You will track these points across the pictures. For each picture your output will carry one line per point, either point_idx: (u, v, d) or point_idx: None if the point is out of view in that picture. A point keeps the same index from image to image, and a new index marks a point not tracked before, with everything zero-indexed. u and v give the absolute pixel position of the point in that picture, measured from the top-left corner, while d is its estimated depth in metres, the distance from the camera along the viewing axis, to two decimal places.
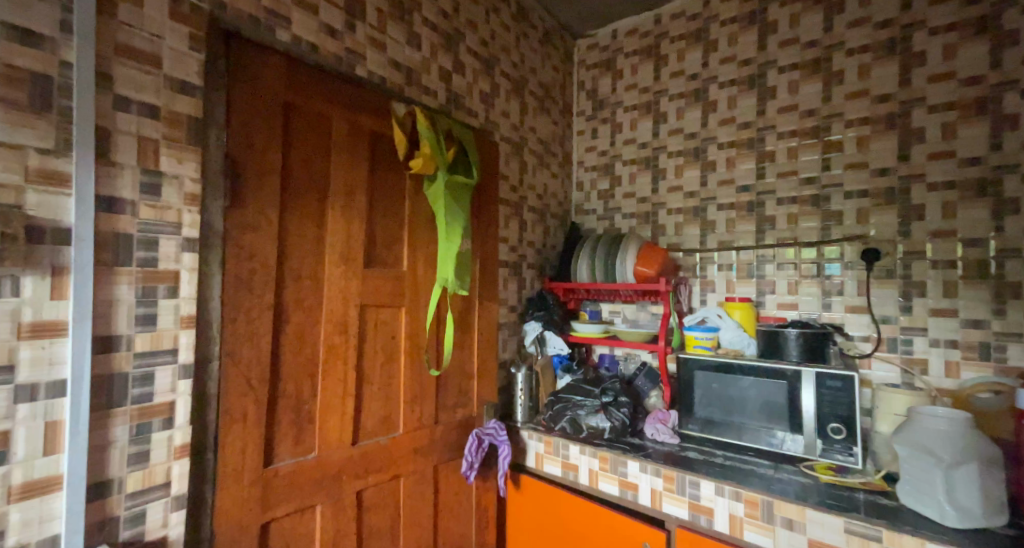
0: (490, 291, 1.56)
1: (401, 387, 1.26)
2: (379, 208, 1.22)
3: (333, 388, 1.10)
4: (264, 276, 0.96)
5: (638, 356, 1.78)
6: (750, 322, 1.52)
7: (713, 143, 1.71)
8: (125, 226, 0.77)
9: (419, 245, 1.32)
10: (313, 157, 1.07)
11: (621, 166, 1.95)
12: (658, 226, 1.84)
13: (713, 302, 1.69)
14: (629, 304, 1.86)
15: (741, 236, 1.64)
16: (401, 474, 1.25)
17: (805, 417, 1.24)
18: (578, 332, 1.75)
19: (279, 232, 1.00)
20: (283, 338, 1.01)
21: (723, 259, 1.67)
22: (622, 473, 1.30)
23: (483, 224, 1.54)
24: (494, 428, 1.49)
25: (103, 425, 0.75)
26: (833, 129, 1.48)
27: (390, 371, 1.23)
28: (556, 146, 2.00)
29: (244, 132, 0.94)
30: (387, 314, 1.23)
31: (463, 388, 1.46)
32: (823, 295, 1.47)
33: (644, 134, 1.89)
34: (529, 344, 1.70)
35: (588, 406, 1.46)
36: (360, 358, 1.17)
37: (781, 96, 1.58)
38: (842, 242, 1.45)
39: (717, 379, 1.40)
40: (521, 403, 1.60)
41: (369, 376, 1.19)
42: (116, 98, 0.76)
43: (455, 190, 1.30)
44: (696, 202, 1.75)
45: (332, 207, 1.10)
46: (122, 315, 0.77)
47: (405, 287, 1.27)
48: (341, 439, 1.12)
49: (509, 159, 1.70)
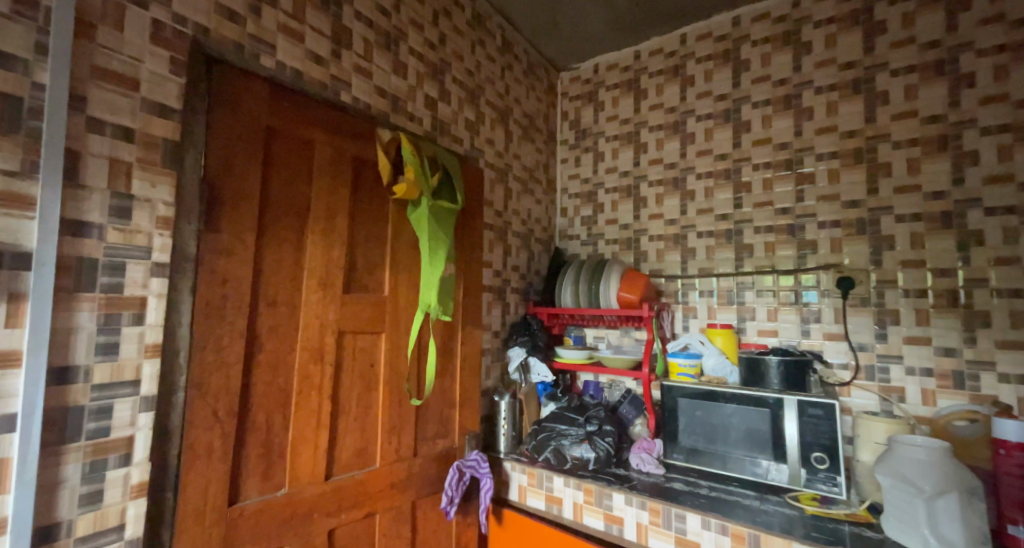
0: (474, 316, 1.54)
1: (379, 416, 1.21)
2: (360, 233, 1.20)
3: (307, 420, 1.05)
4: (237, 303, 0.93)
5: (622, 384, 1.77)
6: (732, 349, 1.52)
7: (692, 173, 1.76)
8: (90, 250, 0.74)
9: (402, 269, 1.29)
10: (294, 182, 1.06)
11: (604, 194, 1.99)
12: (640, 253, 1.86)
13: (695, 328, 1.70)
14: (612, 330, 1.87)
15: (721, 263, 1.67)
16: (376, 510, 1.19)
17: (789, 446, 1.24)
18: (562, 358, 1.75)
19: (255, 257, 0.98)
20: (255, 367, 0.97)
21: (704, 286, 1.69)
22: (607, 507, 1.27)
23: (467, 249, 1.51)
24: (475, 460, 1.44)
25: (53, 463, 0.69)
26: (805, 162, 1.54)
27: (368, 399, 1.19)
28: (541, 173, 2.02)
29: (224, 156, 0.92)
30: (366, 341, 1.20)
31: (444, 418, 1.41)
32: (801, 322, 1.50)
33: (625, 163, 1.93)
34: (514, 370, 1.69)
35: (571, 436, 1.43)
36: (335, 388, 1.12)
37: (755, 130, 1.64)
38: (817, 270, 1.48)
39: (701, 407, 1.39)
40: (504, 432, 1.57)
41: (346, 406, 1.14)
42: (89, 119, 0.75)
43: (439, 215, 1.28)
44: (676, 229, 1.78)
45: (312, 231, 1.08)
46: (82, 343, 0.73)
47: (386, 312, 1.24)
48: (314, 473, 1.06)
49: (493, 186, 1.71)
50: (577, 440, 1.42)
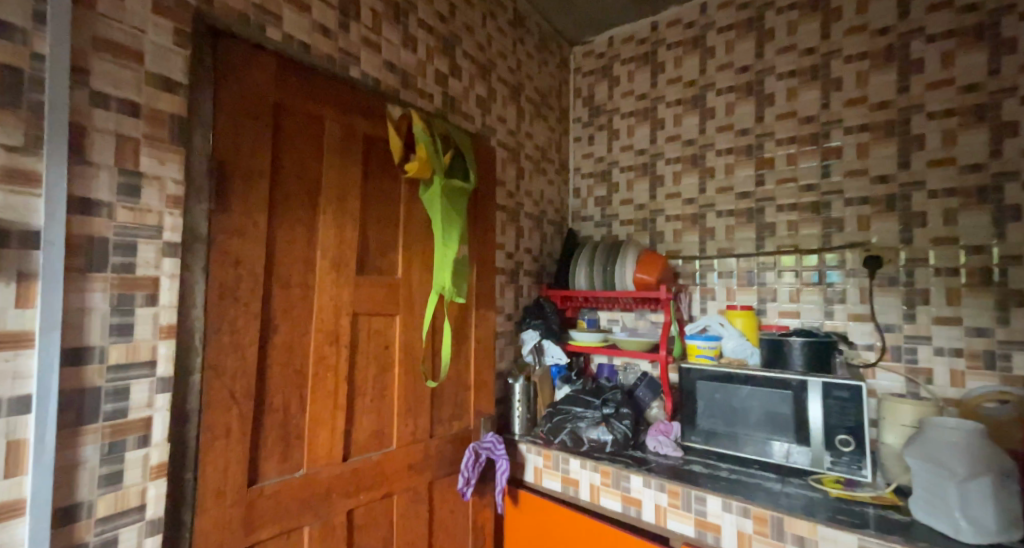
0: (489, 298, 1.51)
1: (394, 398, 1.20)
2: (373, 213, 1.17)
3: (323, 402, 1.04)
4: (251, 283, 0.92)
5: (637, 366, 1.75)
6: (752, 330, 1.48)
7: (712, 150, 1.70)
8: (100, 229, 0.72)
9: (415, 250, 1.26)
10: (305, 161, 1.03)
11: (619, 173, 1.93)
12: (656, 233, 1.82)
13: (713, 310, 1.67)
14: (627, 312, 1.85)
15: (741, 243, 1.62)
16: (394, 491, 1.19)
17: (813, 428, 1.21)
18: (576, 340, 1.73)
19: (267, 238, 0.96)
20: (270, 349, 0.96)
21: (723, 267, 1.65)
22: (624, 488, 1.26)
23: (480, 229, 1.48)
24: (491, 442, 1.42)
25: (72, 444, 0.69)
26: (831, 136, 1.47)
27: (384, 381, 1.17)
28: (553, 153, 1.97)
29: (233, 134, 0.89)
30: (380, 323, 1.18)
31: (460, 400, 1.40)
32: (825, 303, 1.45)
33: (641, 141, 1.88)
34: (527, 353, 1.67)
35: (588, 418, 1.42)
36: (350, 370, 1.10)
37: (779, 103, 1.57)
38: (843, 249, 1.43)
39: (721, 389, 1.36)
40: (519, 415, 1.56)
41: (362, 388, 1.13)
42: (94, 93, 0.72)
43: (452, 194, 1.25)
44: (694, 209, 1.73)
45: (324, 211, 1.05)
46: (96, 324, 0.72)
47: (400, 294, 1.22)
48: (331, 455, 1.05)
49: (505, 165, 1.67)
50: (593, 422, 1.40)
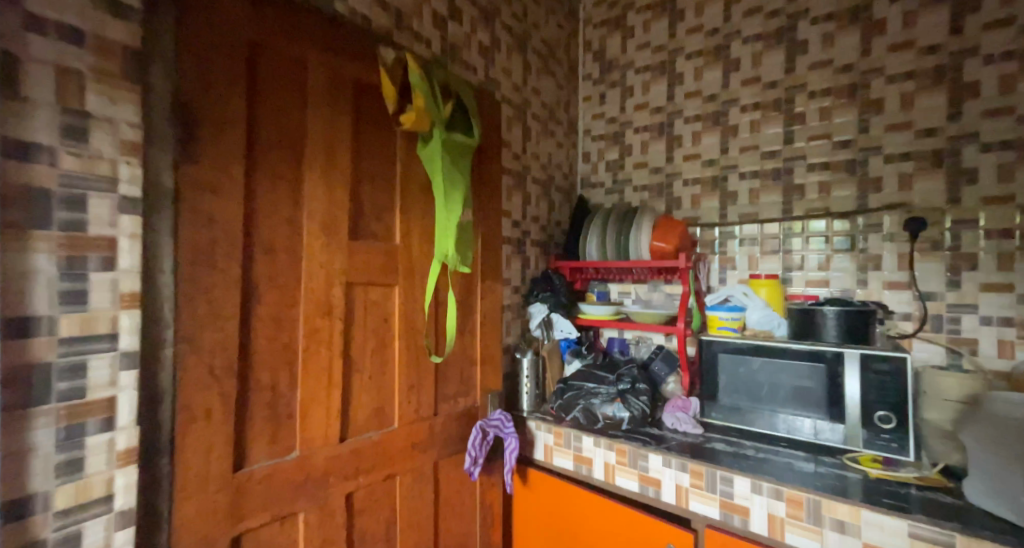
0: (496, 268, 1.39)
1: (397, 374, 1.09)
2: (366, 171, 1.04)
3: (317, 380, 0.93)
4: (229, 247, 0.80)
5: (649, 340, 1.66)
6: (777, 300, 1.38)
7: (735, 105, 1.56)
8: (41, 179, 0.61)
9: (415, 213, 1.13)
10: (287, 109, 0.90)
11: (632, 134, 1.79)
12: (673, 199, 1.69)
13: (733, 280, 1.56)
14: (640, 284, 1.75)
15: (766, 208, 1.50)
16: (397, 472, 1.10)
17: (849, 404, 1.12)
18: (587, 314, 1.63)
19: (246, 196, 0.84)
20: (254, 320, 0.85)
21: (745, 233, 1.54)
22: (642, 468, 1.17)
23: (487, 192, 1.34)
24: (499, 419, 1.33)
25: (19, 429, 0.59)
26: (872, 86, 1.34)
27: (385, 357, 1.06)
28: (561, 113, 1.83)
29: (200, 72, 0.76)
30: (379, 294, 1.05)
31: (465, 376, 1.29)
32: (858, 271, 1.34)
33: (657, 98, 1.73)
34: (535, 327, 1.57)
35: (602, 395, 1.33)
36: (346, 345, 0.99)
37: (812, 51, 1.43)
38: (880, 211, 1.32)
39: (744, 363, 1.27)
40: (527, 391, 1.47)
41: (361, 364, 1.02)
42: (25, 14, 0.59)
43: (454, 151, 1.12)
44: (714, 171, 1.61)
45: (311, 168, 0.93)
46: (41, 291, 0.61)
47: (401, 261, 1.10)
48: (327, 437, 0.95)
49: (511, 124, 1.53)
50: (608, 399, 1.32)
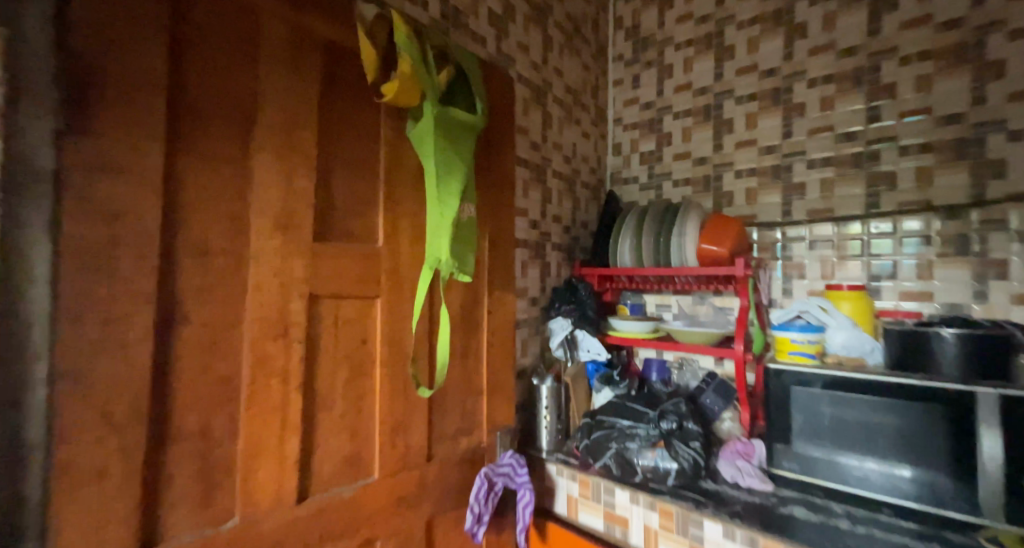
0: (511, 272, 1.14)
1: (377, 411, 0.86)
2: (337, 155, 0.82)
3: (266, 421, 0.71)
4: (140, 249, 0.59)
5: (694, 363, 1.39)
6: (863, 318, 1.08)
7: (802, 79, 1.30)
8: None
9: (404, 210, 0.91)
10: (230, 70, 0.68)
11: (671, 120, 1.54)
12: (722, 194, 1.43)
13: (801, 292, 1.28)
14: (683, 295, 1.47)
15: (843, 202, 1.23)
16: (377, 536, 0.86)
17: (991, 465, 0.81)
18: (619, 332, 1.37)
19: (167, 182, 0.62)
20: (178, 346, 0.63)
21: (817, 234, 1.26)
22: (693, 537, 0.90)
23: (497, 185, 1.11)
24: (510, 465, 1.07)
25: None
26: (989, 44, 1.06)
27: (360, 390, 0.84)
28: (588, 97, 1.59)
29: (97, 10, 0.55)
30: (352, 310, 0.84)
31: (468, 409, 1.04)
32: (975, 280, 1.05)
33: (703, 76, 1.48)
34: (557, 347, 1.33)
35: (640, 438, 1.05)
36: (308, 377, 0.77)
37: (904, 6, 1.16)
38: (1005, 203, 1.02)
39: (830, 401, 0.97)
40: (548, 426, 1.23)
41: (329, 399, 0.80)
42: None
43: (450, 131, 0.89)
44: (775, 159, 1.34)
45: (262, 148, 0.71)
46: None
47: (382, 269, 0.88)
48: (280, 497, 0.73)
49: (528, 107, 1.30)
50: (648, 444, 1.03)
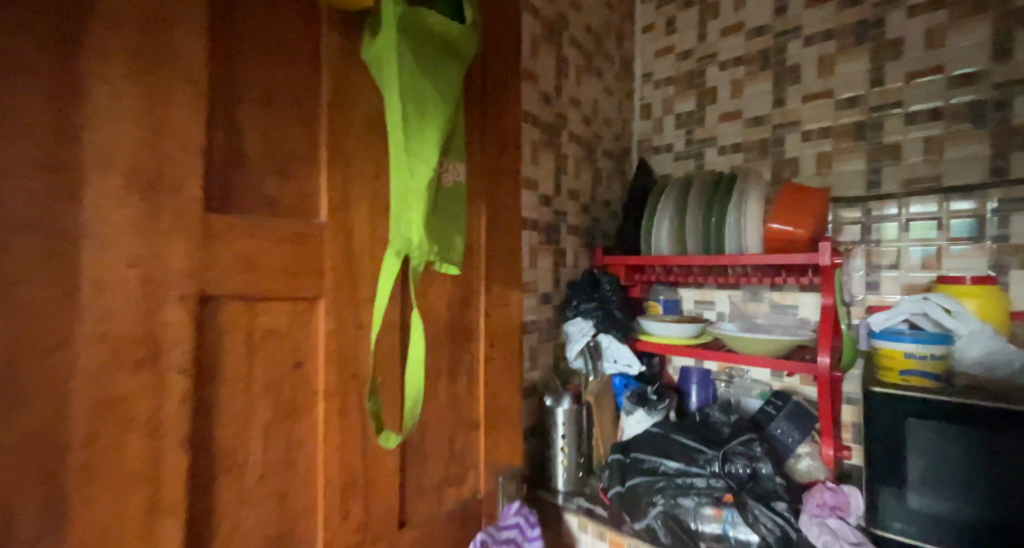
0: (517, 262, 0.85)
1: (319, 468, 0.59)
2: (244, 77, 0.53)
3: (122, 505, 0.43)
4: None
5: (745, 372, 1.13)
6: (993, 317, 0.78)
7: (899, 8, 0.99)
8: None
9: (360, 169, 0.63)
10: None
11: (716, 72, 1.24)
12: (783, 163, 1.13)
13: (893, 287, 0.98)
14: (729, 289, 1.20)
15: (956, 168, 0.92)
16: None
17: None
18: (651, 337, 1.10)
19: None
20: None
21: (918, 211, 0.96)
22: None
23: (496, 144, 0.82)
24: (515, 527, 0.77)
25: None
26: None
27: (290, 437, 0.57)
28: (612, 46, 1.29)
29: None
30: (269, 321, 0.55)
31: (459, 449, 0.76)
32: None
33: (758, 14, 1.17)
34: (575, 357, 1.05)
35: (698, 491, 0.74)
36: (197, 427, 0.49)
37: None
38: None
39: (964, 435, 0.68)
40: (564, 461, 0.95)
41: (239, 456, 0.52)
42: None
43: (427, 50, 0.61)
44: (857, 115, 1.03)
45: (108, 52, 0.42)
46: None
47: (318, 259, 0.59)
48: None
49: (539, 48, 1.01)
50: (711, 499, 0.72)
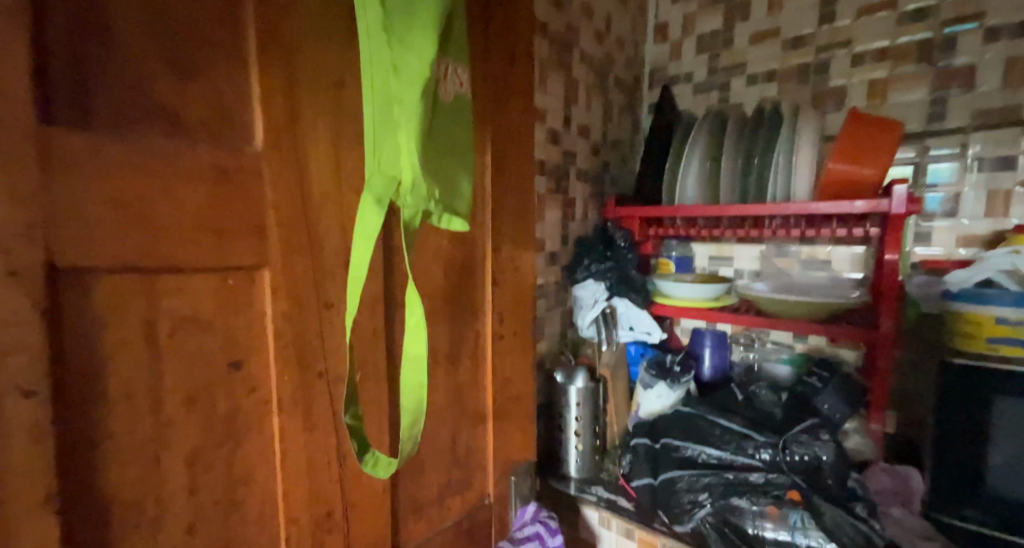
0: (531, 215, 0.68)
1: (281, 506, 0.42)
2: None
3: None
4: None
5: (765, 334, 1.02)
6: None
7: None
8: None
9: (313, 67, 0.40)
10: None
11: None
12: (828, 93, 0.96)
13: (948, 239, 0.84)
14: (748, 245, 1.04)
15: None
16: None
17: None
18: (670, 300, 0.96)
19: None
20: None
21: (987, 147, 0.80)
22: None
23: (502, 51, 0.60)
24: (534, 534, 0.65)
25: None
26: None
27: (234, 474, 0.39)
28: None
29: None
30: (179, 301, 0.34)
31: (463, 448, 0.61)
32: None
33: None
34: (586, 325, 0.92)
35: (753, 489, 0.64)
36: (73, 492, 0.29)
37: None
38: None
39: None
40: (579, 444, 0.82)
41: (159, 513, 0.34)
42: None
43: None
44: (925, 31, 0.86)
45: None
46: None
47: (258, 201, 0.38)
48: None
49: None
50: (770, 497, 0.63)
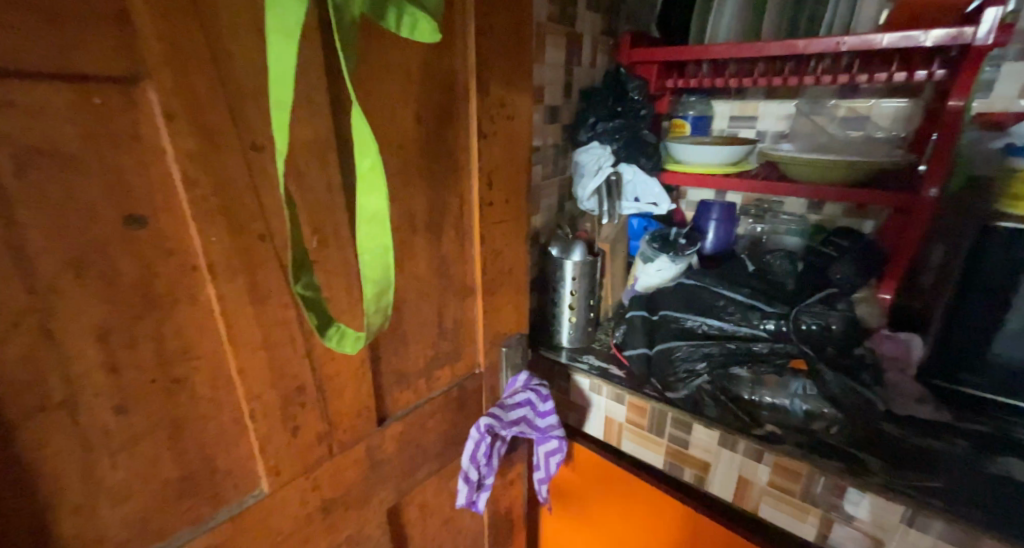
0: (528, 46, 0.53)
1: (236, 384, 0.37)
2: None
3: None
4: None
5: (779, 203, 0.93)
6: None
7: None
8: None
9: None
10: None
11: None
12: None
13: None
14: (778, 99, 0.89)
15: None
16: None
17: None
18: (681, 167, 0.85)
19: None
20: None
21: None
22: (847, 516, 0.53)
23: None
24: (526, 401, 0.64)
25: None
26: None
27: (168, 352, 0.32)
28: None
29: None
30: (17, 122, 0.24)
31: (449, 322, 0.56)
32: None
33: None
34: (587, 197, 0.82)
35: (760, 361, 0.65)
36: None
37: None
38: None
39: None
40: (571, 315, 0.78)
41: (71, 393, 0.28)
42: None
43: None
44: None
45: None
46: None
47: None
48: None
49: None
50: (773, 368, 0.63)
